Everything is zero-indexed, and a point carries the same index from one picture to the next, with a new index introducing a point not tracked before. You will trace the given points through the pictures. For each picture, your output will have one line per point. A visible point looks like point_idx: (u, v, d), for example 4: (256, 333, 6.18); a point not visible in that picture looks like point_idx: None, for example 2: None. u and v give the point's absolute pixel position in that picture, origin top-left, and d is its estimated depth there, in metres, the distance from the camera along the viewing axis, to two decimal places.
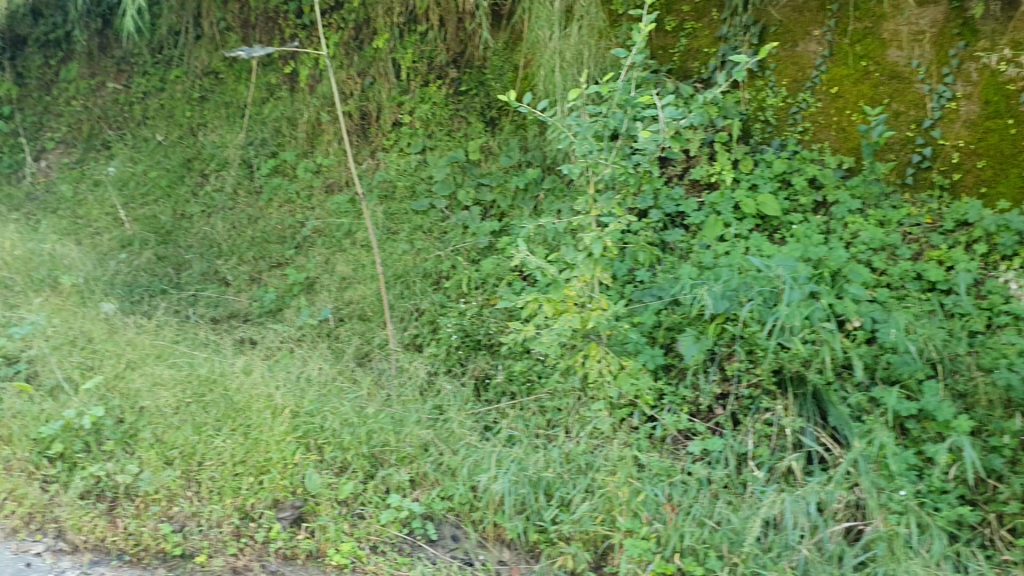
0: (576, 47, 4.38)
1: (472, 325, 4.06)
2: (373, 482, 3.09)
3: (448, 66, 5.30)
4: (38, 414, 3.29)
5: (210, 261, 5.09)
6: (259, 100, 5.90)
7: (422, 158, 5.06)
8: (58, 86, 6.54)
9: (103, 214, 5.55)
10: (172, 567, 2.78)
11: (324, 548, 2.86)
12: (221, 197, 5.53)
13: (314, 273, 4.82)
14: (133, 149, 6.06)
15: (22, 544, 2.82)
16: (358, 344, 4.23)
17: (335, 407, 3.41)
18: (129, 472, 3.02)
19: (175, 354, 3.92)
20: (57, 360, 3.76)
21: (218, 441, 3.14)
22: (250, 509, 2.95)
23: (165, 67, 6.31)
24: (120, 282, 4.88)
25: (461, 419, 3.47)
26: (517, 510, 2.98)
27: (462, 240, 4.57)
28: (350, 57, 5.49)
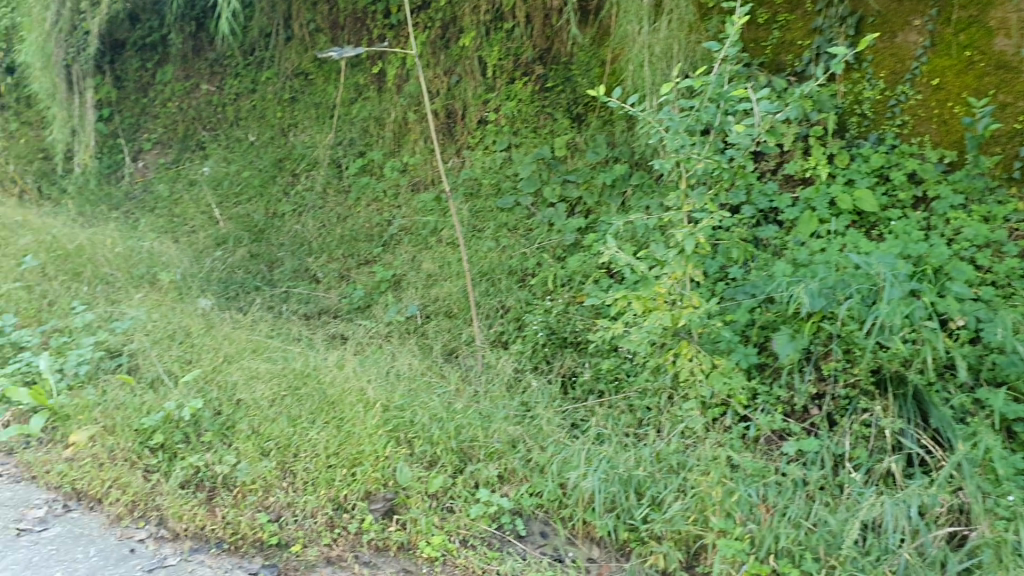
0: (665, 41, 4.34)
1: (558, 323, 4.06)
2: (463, 477, 3.12)
3: (535, 62, 5.29)
4: (141, 405, 3.42)
5: (301, 258, 5.21)
6: (348, 100, 5.98)
7: (508, 155, 5.08)
8: (155, 89, 6.82)
9: (199, 213, 5.74)
10: (268, 555, 2.84)
11: (414, 541, 2.89)
12: (311, 195, 5.64)
13: (401, 270, 4.88)
14: (227, 149, 6.24)
15: (127, 531, 2.91)
16: (444, 341, 4.27)
17: (424, 403, 3.48)
18: (227, 463, 3.11)
19: (269, 349, 4.03)
20: (157, 353, 3.89)
21: (313, 433, 3.22)
22: (343, 500, 3.00)
23: (256, 69, 6.48)
24: (216, 279, 5.04)
25: (549, 415, 3.47)
26: (607, 508, 2.97)
27: (548, 237, 4.56)
28: (436, 56, 5.57)
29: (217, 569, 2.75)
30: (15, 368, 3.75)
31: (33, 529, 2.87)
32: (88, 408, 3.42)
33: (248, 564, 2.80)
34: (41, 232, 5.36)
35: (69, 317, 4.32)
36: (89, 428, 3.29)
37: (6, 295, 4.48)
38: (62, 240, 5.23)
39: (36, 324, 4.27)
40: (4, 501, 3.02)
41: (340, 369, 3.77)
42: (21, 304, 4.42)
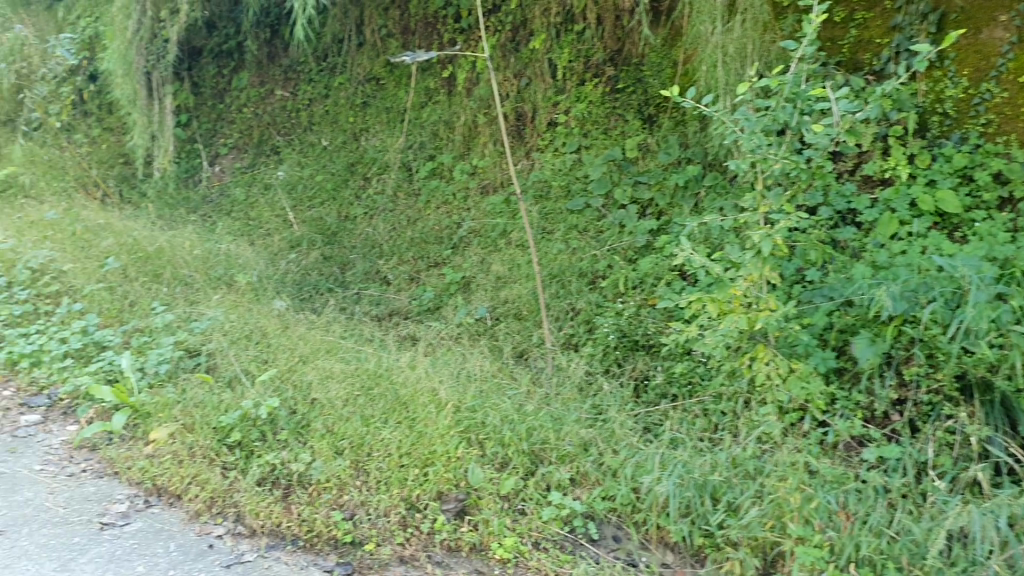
0: (740, 41, 4.28)
1: (630, 326, 4.04)
2: (535, 479, 3.12)
3: (606, 64, 5.26)
4: (218, 404, 3.50)
5: (372, 261, 5.28)
6: (417, 104, 6.05)
7: (578, 157, 5.07)
8: (231, 95, 6.97)
9: (273, 216, 5.85)
10: (343, 553, 2.88)
11: (487, 542, 2.91)
12: (382, 199, 5.71)
13: (470, 272, 4.91)
14: (300, 154, 6.35)
15: (205, 527, 2.96)
16: (514, 343, 4.28)
17: (495, 404, 3.50)
18: (302, 461, 3.16)
19: (342, 350, 4.09)
20: (234, 353, 3.97)
21: (386, 433, 3.25)
22: (416, 500, 3.02)
23: (329, 75, 6.57)
24: (290, 281, 5.13)
25: (621, 418, 3.45)
26: (681, 513, 2.94)
27: (620, 239, 4.54)
28: (506, 59, 5.58)
29: (293, 565, 2.79)
30: (99, 366, 3.86)
31: (115, 524, 2.93)
32: (168, 406, 3.51)
33: (323, 562, 2.84)
34: (123, 234, 5.51)
35: (150, 317, 4.43)
36: (169, 426, 3.38)
37: (91, 296, 4.62)
38: (143, 243, 5.38)
39: (118, 323, 4.39)
40: (88, 496, 3.09)
41: (413, 369, 3.81)
42: (104, 304, 4.54)
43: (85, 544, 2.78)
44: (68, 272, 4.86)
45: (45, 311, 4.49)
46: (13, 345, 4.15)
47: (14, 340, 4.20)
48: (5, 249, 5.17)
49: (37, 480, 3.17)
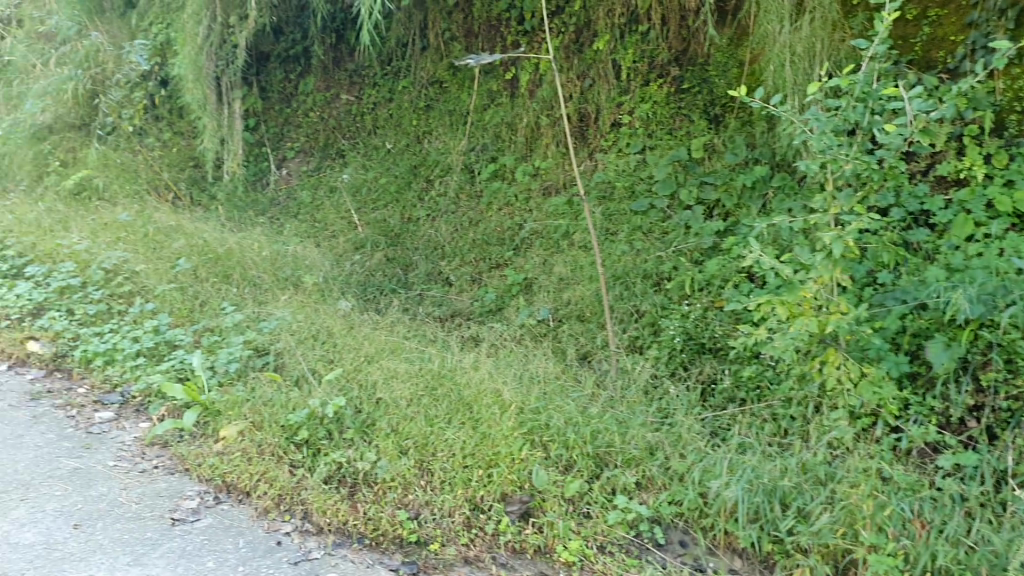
0: (808, 40, 4.22)
1: (696, 328, 4.02)
2: (600, 482, 3.10)
3: (670, 64, 5.23)
4: (286, 402, 3.56)
5: (434, 263, 5.33)
6: (480, 106, 6.06)
7: (642, 158, 5.05)
8: (297, 99, 7.07)
9: (338, 219, 5.92)
10: (408, 553, 2.91)
11: (552, 544, 2.91)
12: (445, 201, 5.75)
13: (533, 274, 4.91)
14: (365, 157, 6.43)
15: (274, 523, 3.01)
16: (577, 345, 4.27)
17: (559, 406, 3.51)
18: (368, 460, 3.19)
19: (406, 350, 4.13)
20: (301, 352, 4.03)
21: (450, 434, 3.27)
22: (480, 501, 3.04)
23: (393, 78, 6.63)
24: (355, 282, 5.20)
25: (688, 422, 3.43)
26: (749, 518, 2.90)
27: (686, 241, 4.51)
28: (570, 60, 5.58)
29: (359, 563, 2.82)
30: (170, 365, 3.95)
31: (187, 519, 2.99)
32: (237, 404, 3.58)
33: (389, 561, 2.86)
34: (193, 236, 5.64)
35: (219, 317, 4.52)
36: (238, 424, 3.44)
37: (162, 296, 4.73)
38: (213, 244, 5.49)
39: (189, 323, 4.49)
40: (161, 491, 3.16)
41: (476, 370, 3.84)
42: (175, 304, 4.65)
43: (157, 539, 2.85)
44: (141, 273, 4.99)
45: (118, 310, 4.61)
46: (88, 344, 4.27)
47: (89, 338, 4.32)
48: (81, 250, 5.33)
49: (111, 475, 3.25)
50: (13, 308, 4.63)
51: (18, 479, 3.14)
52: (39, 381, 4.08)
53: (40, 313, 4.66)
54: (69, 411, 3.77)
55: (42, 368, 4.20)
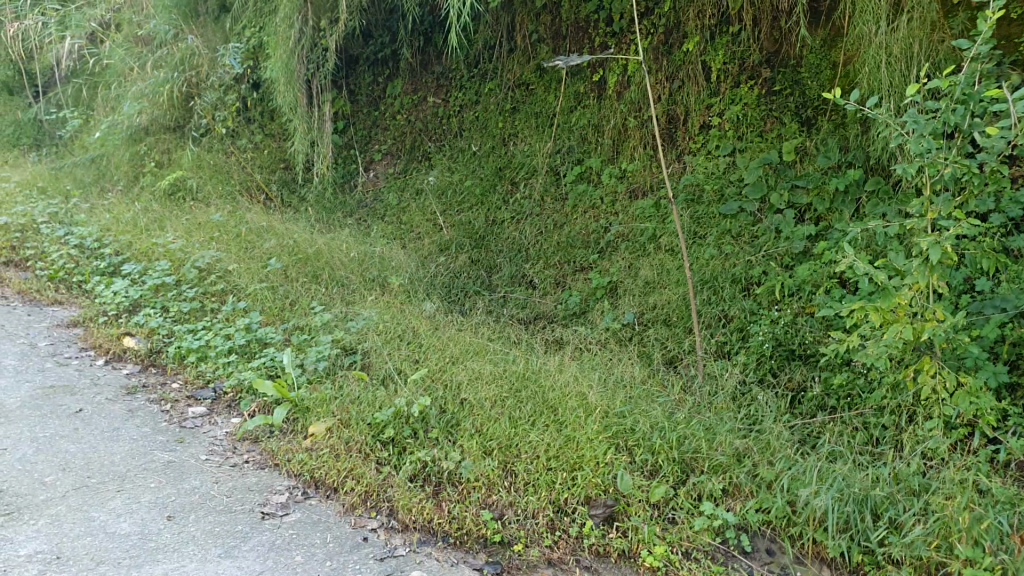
0: (905, 40, 4.12)
1: (786, 334, 3.98)
2: (685, 488, 3.07)
3: (762, 66, 5.10)
4: (373, 400, 3.64)
5: (517, 265, 5.38)
6: (567, 108, 6.01)
7: (731, 160, 5.01)
8: (386, 102, 7.21)
9: (424, 221, 6.06)
10: (492, 552, 2.93)
11: (636, 549, 2.89)
12: (530, 204, 5.79)
13: (618, 277, 4.90)
14: (451, 159, 6.53)
15: (360, 520, 3.06)
16: (663, 349, 4.26)
17: (643, 410, 3.51)
18: (452, 459, 3.23)
19: (490, 351, 4.17)
20: (388, 351, 4.11)
21: (534, 435, 3.30)
22: (564, 503, 3.04)
23: (480, 81, 6.67)
24: (440, 283, 5.27)
25: (776, 429, 3.39)
26: (839, 528, 2.84)
27: (776, 245, 4.46)
28: (659, 61, 5.56)
29: (443, 562, 2.86)
30: (262, 362, 4.06)
31: (276, 514, 3.08)
32: (326, 401, 3.67)
33: (473, 560, 2.89)
34: (284, 236, 5.80)
35: (309, 316, 4.63)
36: (327, 420, 3.52)
37: (254, 294, 4.87)
38: (302, 245, 5.64)
39: (279, 321, 4.60)
40: (251, 485, 3.26)
41: (560, 373, 3.86)
42: (266, 303, 4.78)
43: (247, 532, 2.94)
44: (233, 271, 5.15)
45: (211, 308, 4.76)
46: (182, 340, 4.44)
47: (183, 335, 4.48)
48: (176, 249, 5.53)
49: (203, 469, 3.37)
50: (111, 305, 4.87)
51: (115, 471, 3.27)
52: (136, 375, 4.25)
53: (137, 310, 4.86)
54: (165, 406, 3.92)
55: (139, 363, 4.37)
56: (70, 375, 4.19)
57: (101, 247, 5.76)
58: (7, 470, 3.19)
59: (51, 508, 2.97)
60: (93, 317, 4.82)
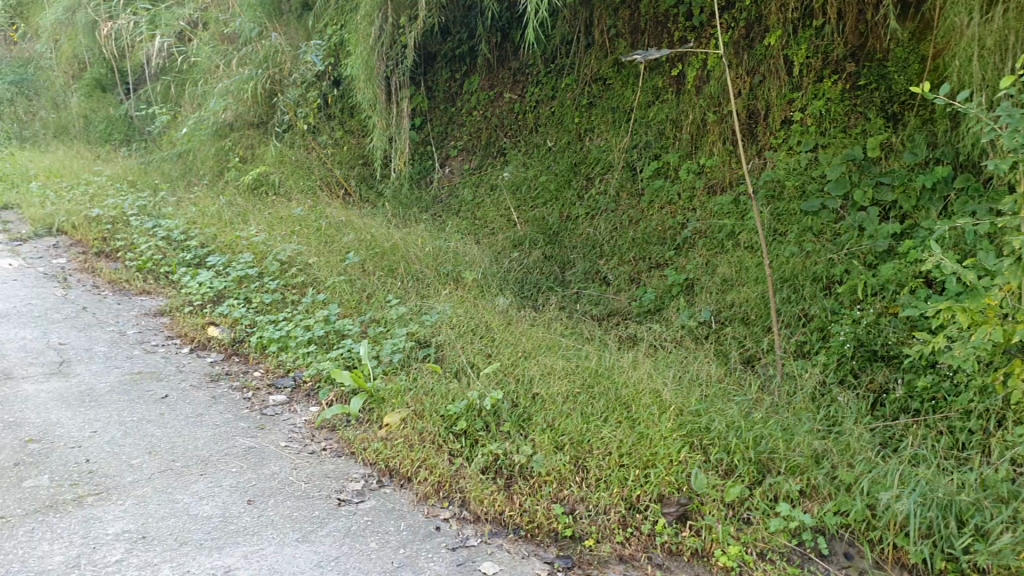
0: (1000, 32, 3.97)
1: (868, 335, 3.89)
2: (761, 489, 3.02)
3: (846, 60, 4.97)
4: (446, 393, 3.67)
5: (592, 261, 5.36)
6: (644, 103, 5.95)
7: (814, 157, 4.90)
8: (463, 98, 7.25)
9: (499, 216, 6.09)
10: (563, 547, 2.92)
11: (710, 548, 2.85)
12: (605, 199, 5.77)
13: (695, 274, 4.85)
14: (526, 155, 6.53)
15: (432, 509, 3.09)
16: (741, 348, 4.21)
17: (720, 409, 3.46)
18: (524, 453, 3.23)
19: (563, 347, 4.16)
20: (461, 345, 4.13)
21: (607, 431, 3.29)
22: (636, 500, 3.00)
23: (557, 76, 6.65)
24: (513, 278, 5.30)
25: (857, 431, 3.31)
26: (921, 534, 2.76)
27: (859, 242, 4.36)
28: (739, 56, 5.46)
29: (514, 554, 2.87)
30: (339, 353, 4.13)
31: (351, 500, 3.13)
32: (401, 392, 3.71)
33: (544, 554, 2.88)
34: (362, 231, 5.88)
35: (385, 309, 4.68)
36: (401, 411, 3.57)
37: (332, 287, 4.94)
38: (381, 238, 5.71)
39: (356, 313, 4.65)
40: (327, 473, 3.32)
41: (635, 370, 3.84)
42: (344, 295, 4.84)
43: (324, 518, 2.99)
44: (313, 264, 5.24)
45: (291, 300, 4.85)
46: (264, 330, 4.54)
47: (265, 325, 4.58)
48: (258, 242, 5.65)
49: (283, 455, 3.44)
50: (196, 295, 5.02)
51: (198, 456, 3.36)
52: (219, 363, 4.36)
53: (221, 300, 5.00)
54: (246, 394, 4.01)
55: (222, 352, 4.48)
56: (157, 362, 4.32)
57: (187, 239, 5.93)
58: (97, 452, 3.31)
59: (138, 489, 3.07)
60: (178, 307, 4.97)
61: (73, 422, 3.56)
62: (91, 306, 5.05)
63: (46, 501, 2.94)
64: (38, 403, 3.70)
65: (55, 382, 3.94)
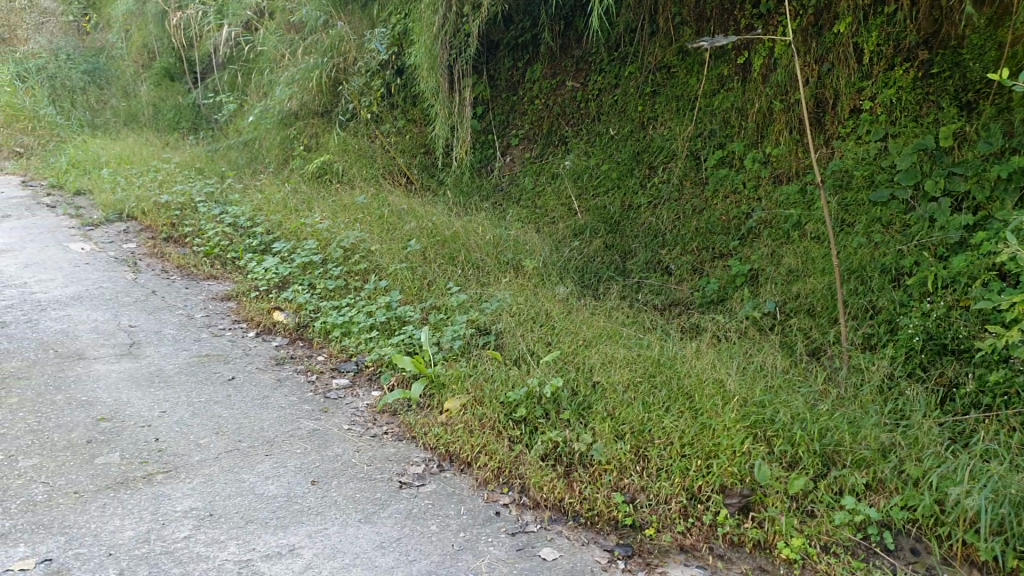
0: None
1: (938, 328, 3.80)
2: (826, 481, 2.98)
3: (919, 47, 4.84)
4: (506, 379, 3.69)
5: (653, 251, 5.33)
6: (709, 92, 5.88)
7: (884, 146, 4.80)
8: (524, 87, 7.23)
9: (560, 205, 6.10)
10: (623, 535, 2.92)
11: (772, 540, 2.83)
12: (668, 188, 5.72)
13: (759, 264, 4.80)
14: (588, 143, 6.50)
15: (493, 495, 3.12)
16: (806, 340, 4.16)
17: (784, 401, 3.42)
18: (583, 441, 3.22)
19: (624, 337, 4.15)
20: (521, 333, 4.14)
21: (669, 420, 3.27)
22: (698, 491, 2.99)
23: (620, 64, 6.60)
24: (574, 267, 5.30)
25: (926, 425, 3.25)
26: (992, 530, 2.69)
27: (930, 234, 4.27)
28: (808, 43, 5.35)
29: (575, 541, 2.88)
30: (400, 339, 4.17)
31: (413, 483, 3.17)
32: (461, 378, 3.73)
33: (604, 542, 2.89)
34: (423, 219, 5.92)
35: (445, 296, 4.71)
36: (461, 397, 3.59)
37: (394, 274, 4.98)
38: (442, 227, 5.75)
39: (417, 300, 4.69)
40: (389, 456, 3.36)
41: (697, 360, 3.81)
42: (405, 282, 4.88)
43: (386, 500, 3.03)
44: (375, 251, 5.29)
45: (354, 286, 4.91)
46: (327, 315, 4.60)
47: (328, 311, 4.65)
48: (322, 229, 5.72)
49: (346, 438, 3.49)
50: (262, 281, 5.11)
51: (264, 437, 3.43)
52: (284, 348, 4.44)
53: (286, 286, 5.09)
54: (311, 377, 4.08)
55: (287, 337, 4.56)
56: (224, 345, 4.42)
57: (253, 226, 6.04)
58: (166, 432, 3.40)
59: (205, 468, 3.15)
60: (244, 292, 5.07)
61: (143, 401, 3.66)
62: (160, 290, 5.18)
63: (117, 477, 3.03)
64: (110, 383, 3.81)
65: (126, 363, 4.05)
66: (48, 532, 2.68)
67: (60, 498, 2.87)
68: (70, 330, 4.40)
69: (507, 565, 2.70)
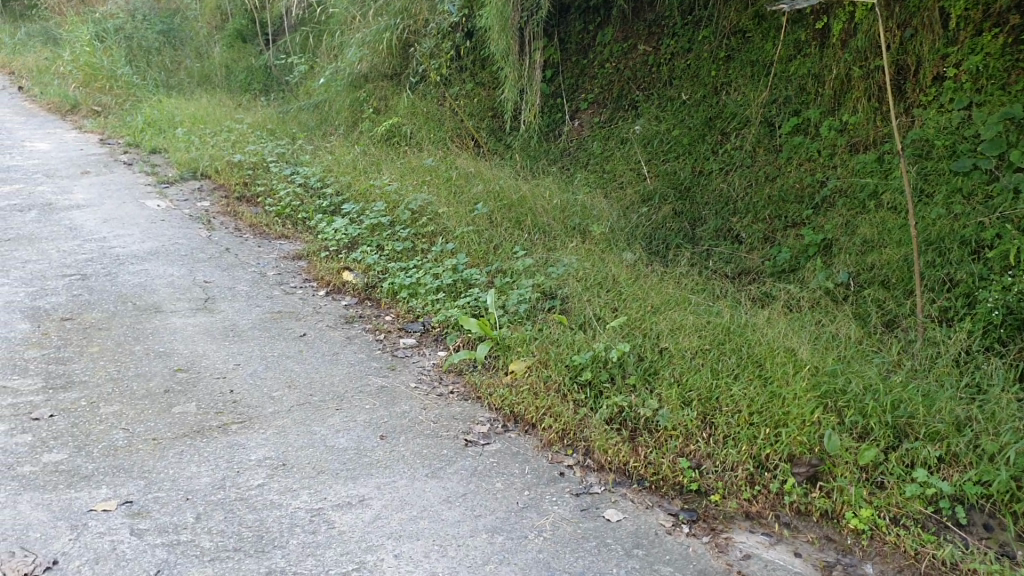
0: None
1: (1019, 302, 3.70)
2: (897, 453, 2.93)
3: (1009, 12, 4.67)
4: (572, 343, 3.69)
5: (723, 218, 5.26)
6: (785, 57, 5.78)
7: (967, 115, 4.65)
8: (594, 50, 7.15)
9: (628, 170, 6.03)
10: (688, 500, 2.93)
11: (840, 511, 2.81)
12: (741, 154, 5.62)
13: (833, 234, 4.72)
14: (659, 108, 6.41)
15: (557, 456, 3.15)
16: (880, 311, 4.09)
17: (857, 371, 3.37)
18: (649, 406, 3.22)
19: (692, 304, 4.12)
20: (588, 297, 4.14)
21: (738, 389, 3.25)
22: (765, 459, 2.98)
23: (694, 28, 6.53)
24: (641, 233, 5.27)
25: (1004, 399, 3.18)
26: None
27: (1013, 206, 4.14)
28: (890, 8, 5.20)
29: (638, 503, 2.90)
30: (467, 301, 4.21)
31: (478, 442, 3.21)
32: (526, 341, 3.75)
33: (669, 506, 2.90)
34: (490, 182, 5.93)
35: (511, 260, 4.72)
36: (526, 359, 3.62)
37: (461, 236, 5.01)
38: (510, 190, 5.76)
39: (483, 264, 4.71)
40: (455, 415, 3.41)
41: (767, 328, 3.78)
42: (472, 245, 4.90)
43: (452, 456, 3.08)
44: (442, 214, 5.32)
45: (421, 248, 4.96)
46: (395, 276, 4.65)
47: (396, 272, 4.70)
48: (390, 191, 5.77)
49: (413, 396, 3.55)
50: (332, 241, 5.19)
51: (334, 392, 3.51)
52: (353, 307, 4.51)
53: (355, 247, 5.16)
54: (379, 336, 4.15)
55: (355, 297, 4.62)
56: (295, 303, 4.51)
57: (324, 187, 6.11)
58: (240, 384, 3.49)
59: (278, 420, 3.23)
60: (315, 252, 5.16)
61: (217, 354, 3.76)
62: (233, 248, 5.29)
63: (194, 426, 3.13)
64: (186, 336, 3.93)
65: (201, 318, 4.16)
66: (129, 476, 2.78)
67: (140, 444, 2.98)
68: (148, 284, 4.53)
69: (571, 524, 2.73)
